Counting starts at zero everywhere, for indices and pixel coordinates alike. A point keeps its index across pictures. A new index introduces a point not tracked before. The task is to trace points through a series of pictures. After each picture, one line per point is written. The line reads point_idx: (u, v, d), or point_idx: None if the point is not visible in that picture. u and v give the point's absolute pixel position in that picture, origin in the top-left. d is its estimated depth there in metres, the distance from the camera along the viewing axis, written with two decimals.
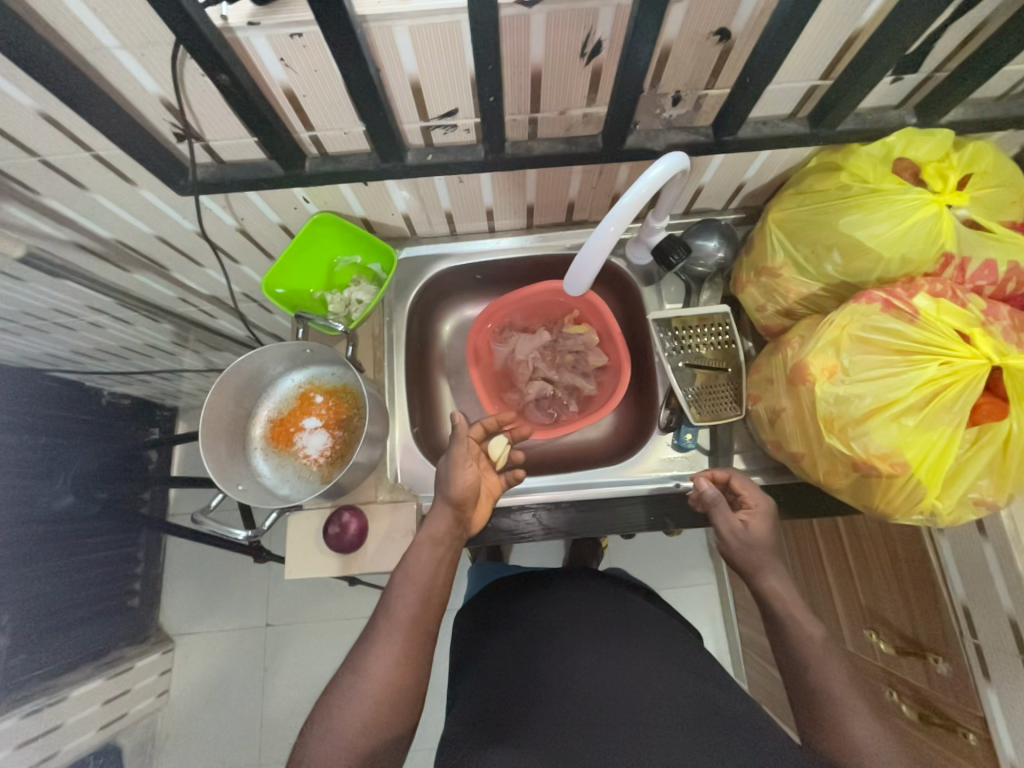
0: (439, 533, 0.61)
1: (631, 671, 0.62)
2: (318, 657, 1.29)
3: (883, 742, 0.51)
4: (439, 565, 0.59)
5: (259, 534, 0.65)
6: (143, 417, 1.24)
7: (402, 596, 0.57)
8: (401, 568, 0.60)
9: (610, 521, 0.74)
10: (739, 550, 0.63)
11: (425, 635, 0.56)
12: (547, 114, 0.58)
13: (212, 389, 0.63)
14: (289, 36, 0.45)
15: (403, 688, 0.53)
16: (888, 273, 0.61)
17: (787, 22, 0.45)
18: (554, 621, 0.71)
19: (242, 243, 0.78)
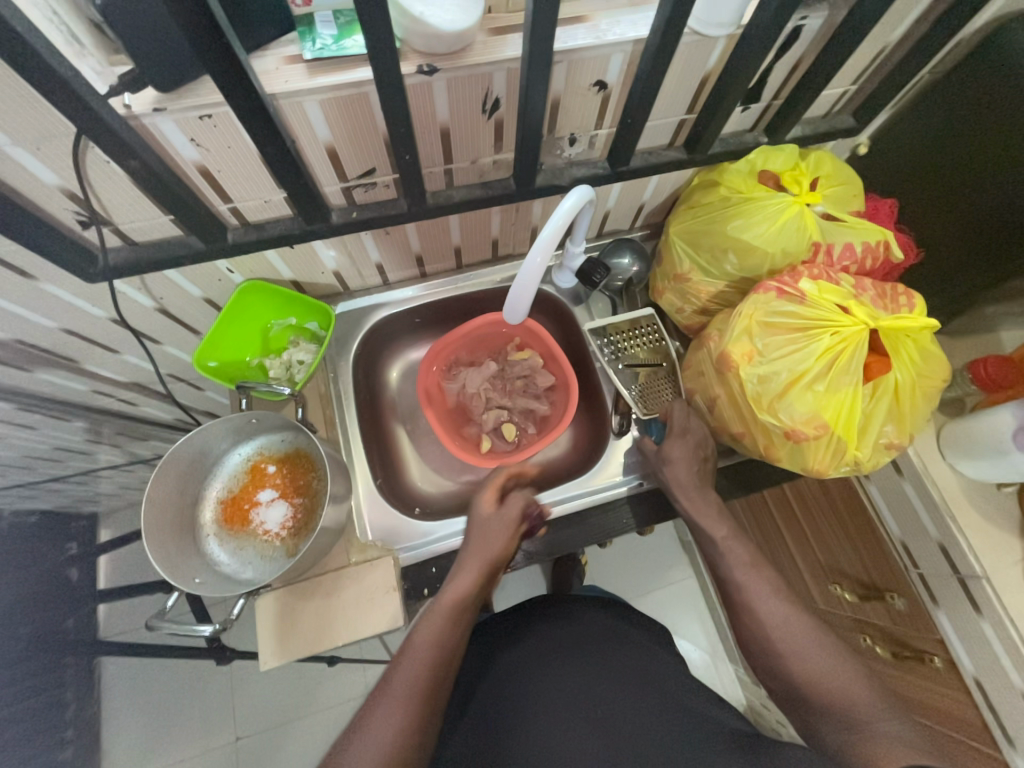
0: (433, 646, 0.56)
1: (591, 706, 0.63)
2: (304, 756, 1.16)
3: (784, 615, 0.58)
4: (432, 696, 0.53)
5: (226, 627, 0.59)
6: (58, 531, 1.09)
7: (416, 659, 0.55)
8: (386, 678, 0.54)
9: (586, 534, 0.77)
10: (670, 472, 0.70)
11: (414, 745, 0.49)
12: (460, 163, 0.63)
13: (151, 480, 0.58)
14: (199, 117, 0.46)
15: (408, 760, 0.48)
16: (776, 265, 0.70)
17: (651, 74, 0.53)
18: (522, 672, 0.68)
19: (161, 321, 0.74)
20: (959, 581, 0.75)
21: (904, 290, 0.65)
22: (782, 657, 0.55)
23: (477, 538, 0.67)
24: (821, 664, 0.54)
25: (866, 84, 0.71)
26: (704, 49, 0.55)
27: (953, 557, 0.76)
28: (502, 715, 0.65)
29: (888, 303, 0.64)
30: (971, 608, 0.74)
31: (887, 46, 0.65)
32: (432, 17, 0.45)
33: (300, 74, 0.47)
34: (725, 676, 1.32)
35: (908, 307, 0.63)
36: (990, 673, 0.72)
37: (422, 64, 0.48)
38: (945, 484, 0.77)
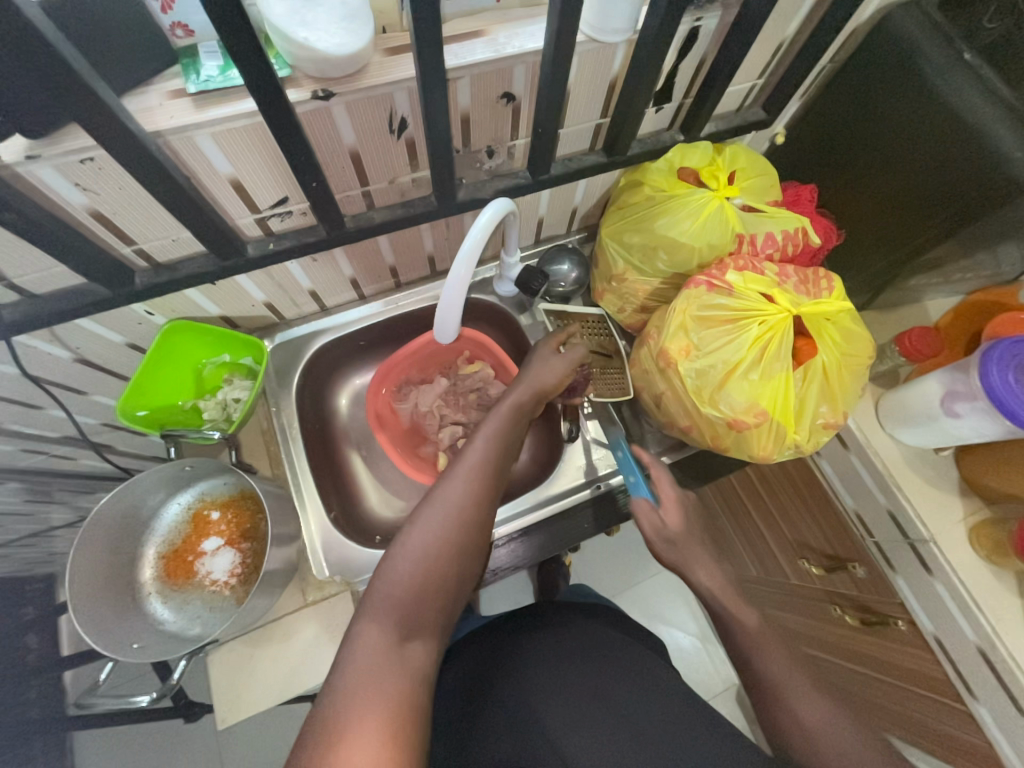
0: (487, 456, 0.58)
1: (603, 691, 0.63)
2: None
3: (832, 717, 0.48)
4: (488, 495, 0.55)
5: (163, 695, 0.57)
6: None
7: (482, 442, 0.59)
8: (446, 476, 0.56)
9: (549, 542, 0.78)
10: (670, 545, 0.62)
11: (475, 527, 0.52)
12: (377, 184, 0.62)
13: (74, 548, 0.54)
14: (79, 162, 0.44)
15: (470, 525, 0.52)
16: (704, 259, 0.71)
17: (553, 83, 0.53)
18: (510, 684, 0.66)
19: (83, 373, 0.70)
20: (910, 546, 0.78)
21: (824, 273, 0.67)
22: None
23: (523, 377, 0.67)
24: None
25: (771, 78, 0.73)
26: (604, 55, 0.56)
27: (903, 523, 0.78)
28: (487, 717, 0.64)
29: (810, 288, 0.65)
30: (923, 569, 0.77)
31: (784, 40, 0.67)
32: (316, 42, 0.43)
33: (185, 109, 0.45)
34: (715, 656, 1.34)
35: (828, 290, 0.65)
36: (946, 630, 0.74)
37: (315, 90, 0.47)
38: (887, 454, 0.80)
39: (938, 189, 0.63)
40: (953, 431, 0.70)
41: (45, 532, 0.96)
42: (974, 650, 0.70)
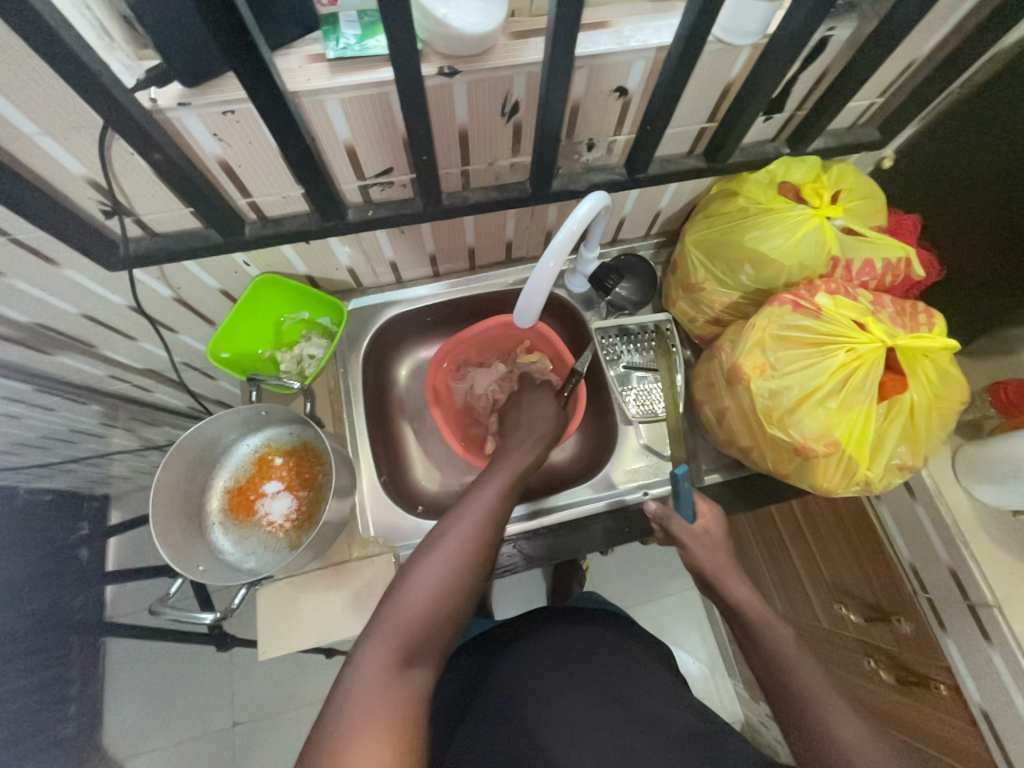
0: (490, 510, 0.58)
1: (604, 706, 0.63)
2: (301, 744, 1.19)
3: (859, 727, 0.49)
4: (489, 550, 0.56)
5: (227, 615, 0.60)
6: (70, 512, 1.11)
7: (480, 500, 0.59)
8: (415, 563, 0.54)
9: (569, 547, 0.76)
10: (704, 554, 0.66)
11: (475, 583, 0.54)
12: (477, 165, 0.63)
13: (160, 468, 0.59)
14: (222, 112, 0.47)
15: (465, 587, 0.53)
16: (792, 278, 0.69)
17: (672, 82, 0.52)
18: (508, 679, 0.70)
19: (177, 310, 0.75)
20: (970, 610, 0.73)
21: (924, 308, 0.63)
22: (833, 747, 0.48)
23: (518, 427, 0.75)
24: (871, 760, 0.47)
25: (891, 98, 0.70)
26: (727, 58, 0.55)
27: (964, 583, 0.74)
28: (508, 709, 0.65)
29: (906, 321, 0.62)
30: (980, 637, 0.72)
31: (918, 58, 0.64)
32: (455, 20, 0.45)
33: (322, 73, 0.47)
34: (723, 689, 1.31)
35: (927, 326, 0.62)
36: (997, 704, 0.70)
37: (443, 66, 0.48)
38: (957, 508, 0.76)
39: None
40: None
41: (112, 452, 1.04)
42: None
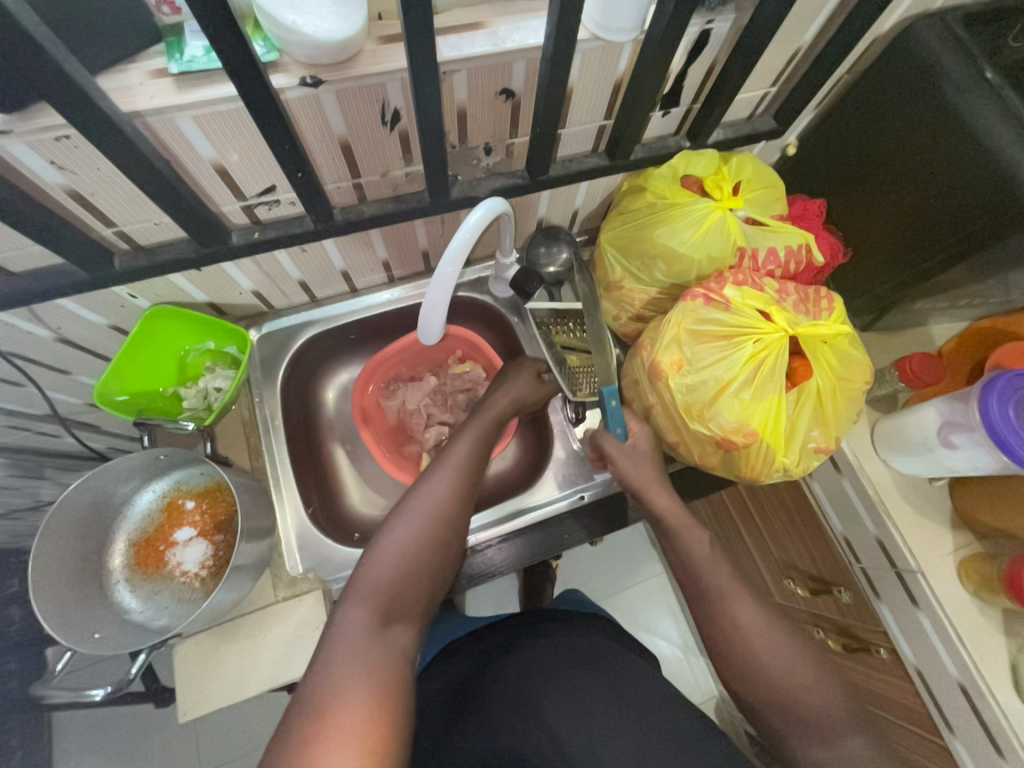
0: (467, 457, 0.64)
1: (618, 708, 0.61)
2: None
3: (770, 629, 0.55)
4: (465, 493, 0.61)
5: (120, 688, 0.56)
6: None
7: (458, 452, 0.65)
8: (396, 519, 0.57)
9: (537, 548, 0.76)
10: (630, 468, 0.68)
11: (455, 519, 0.58)
12: (369, 177, 0.60)
13: (37, 535, 0.53)
14: (54, 139, 0.42)
15: (446, 524, 0.58)
16: (703, 271, 0.69)
17: (552, 82, 0.51)
18: (506, 688, 0.65)
19: (64, 351, 0.70)
20: (897, 575, 0.76)
21: (825, 292, 0.65)
22: (756, 665, 0.53)
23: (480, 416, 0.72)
24: (781, 657, 0.53)
25: (783, 87, 0.71)
26: (608, 56, 0.54)
27: (890, 551, 0.77)
28: (502, 719, 0.62)
29: (809, 307, 0.64)
30: (908, 600, 0.75)
31: (799, 48, 0.65)
32: (305, 26, 0.42)
33: (165, 90, 0.43)
34: (696, 669, 1.33)
35: (828, 311, 0.63)
36: (929, 663, 0.73)
37: (303, 77, 0.45)
38: (879, 479, 0.78)
39: (938, 227, 0.63)
40: (950, 462, 0.68)
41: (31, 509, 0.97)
42: (955, 687, 0.69)
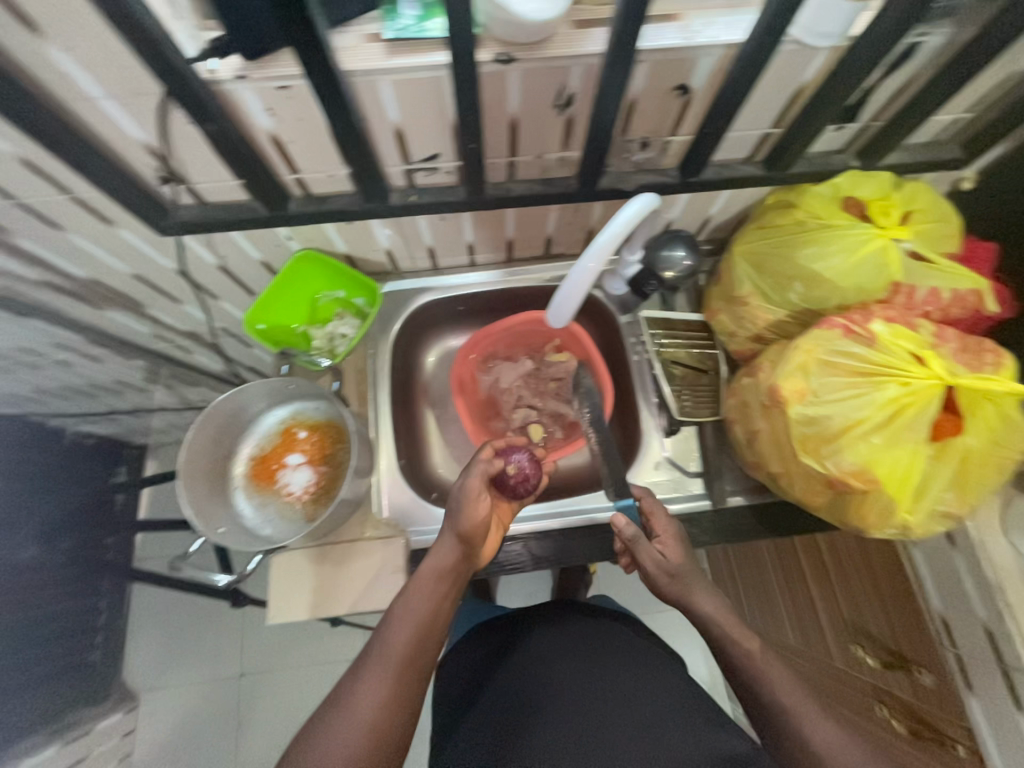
0: (406, 641, 0.53)
1: (635, 702, 0.62)
2: (291, 694, 1.34)
3: (845, 744, 0.48)
4: (404, 683, 0.50)
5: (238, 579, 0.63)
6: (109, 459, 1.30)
7: (402, 625, 0.54)
8: (329, 711, 0.49)
9: (572, 552, 0.77)
10: (666, 581, 0.60)
11: (388, 726, 0.48)
12: (524, 157, 0.61)
13: (190, 430, 0.61)
14: (277, 87, 0.47)
15: (383, 729, 0.48)
16: (846, 301, 0.65)
17: (740, 82, 0.49)
18: (526, 677, 0.67)
19: (220, 278, 0.79)
20: (1003, 671, 0.68)
21: (991, 346, 0.58)
22: None
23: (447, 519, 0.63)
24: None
25: (984, 114, 0.64)
26: (801, 60, 0.51)
27: (998, 641, 0.69)
28: (519, 704, 0.64)
29: (970, 359, 0.58)
30: (1010, 702, 0.67)
31: (1019, 72, 0.58)
32: (516, 3, 0.43)
33: (377, 53, 0.47)
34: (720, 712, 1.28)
35: (993, 367, 0.57)
36: None
37: (499, 53, 0.47)
38: (1001, 563, 0.70)
39: None
40: None
41: (145, 408, 1.19)
42: None
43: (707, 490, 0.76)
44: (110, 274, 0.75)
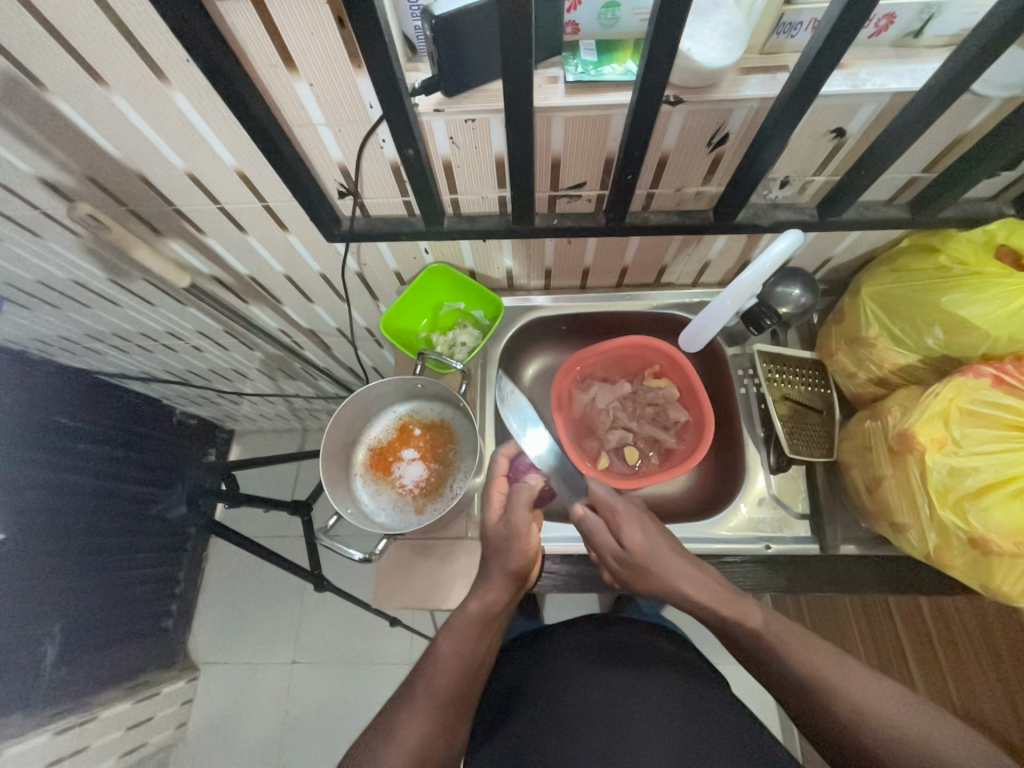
0: (449, 678, 0.55)
1: (661, 722, 0.60)
2: (338, 696, 1.36)
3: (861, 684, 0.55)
4: (454, 718, 0.53)
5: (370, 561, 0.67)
6: (203, 438, 1.44)
7: (443, 669, 0.55)
8: (388, 728, 0.52)
9: None
10: (636, 577, 0.62)
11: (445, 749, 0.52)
12: (663, 189, 0.65)
13: (338, 408, 0.69)
14: (465, 120, 0.54)
15: (433, 756, 0.51)
16: (994, 349, 0.62)
17: (906, 129, 0.50)
18: (554, 682, 0.67)
19: (356, 284, 0.87)
20: None
21: None
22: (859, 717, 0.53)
23: (493, 555, 0.62)
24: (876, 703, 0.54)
25: None
26: (973, 109, 0.51)
27: None
28: (553, 719, 0.62)
29: None
30: None
31: None
32: (698, 53, 0.47)
33: (559, 93, 0.52)
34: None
35: None
36: None
37: (670, 95, 0.51)
38: None
39: None
40: None
41: (246, 393, 1.29)
42: None
43: (815, 535, 0.74)
44: (264, 273, 0.84)
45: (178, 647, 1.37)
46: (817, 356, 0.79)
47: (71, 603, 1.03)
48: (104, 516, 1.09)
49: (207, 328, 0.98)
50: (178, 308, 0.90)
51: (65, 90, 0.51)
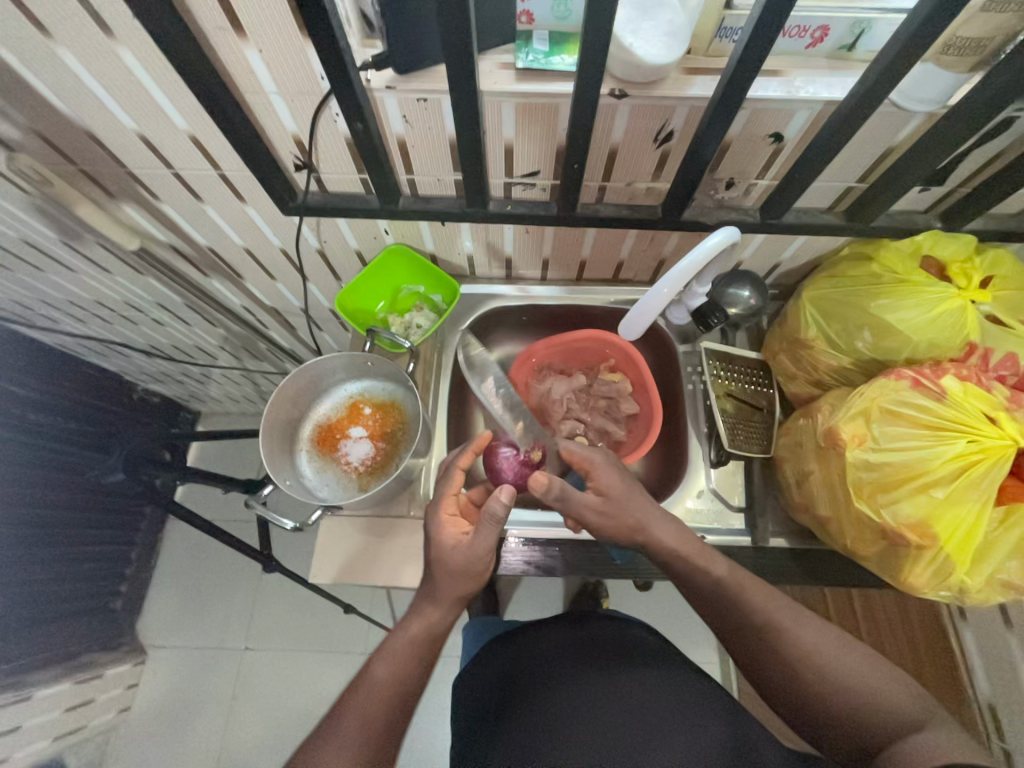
0: (378, 707, 0.53)
1: (645, 706, 0.59)
2: (289, 685, 1.34)
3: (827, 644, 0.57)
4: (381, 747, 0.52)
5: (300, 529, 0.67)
6: (166, 415, 1.41)
7: (375, 696, 0.54)
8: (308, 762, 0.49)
9: (577, 562, 0.76)
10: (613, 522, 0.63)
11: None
12: (615, 182, 0.67)
13: (284, 381, 0.69)
14: (417, 99, 0.55)
15: None
16: (916, 354, 0.66)
17: (831, 138, 0.53)
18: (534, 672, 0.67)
19: (317, 261, 0.87)
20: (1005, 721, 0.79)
21: None
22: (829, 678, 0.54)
23: (445, 577, 0.61)
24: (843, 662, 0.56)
25: None
26: (897, 122, 0.55)
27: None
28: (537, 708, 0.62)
29: None
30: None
31: None
32: (638, 49, 0.49)
33: (508, 78, 0.53)
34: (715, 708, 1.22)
35: None
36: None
37: (615, 88, 0.53)
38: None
39: None
40: None
41: (208, 371, 1.27)
42: None
43: (748, 528, 0.76)
44: (223, 245, 0.83)
45: (124, 628, 1.33)
46: (762, 358, 0.82)
47: (9, 578, 1.00)
48: (51, 490, 1.06)
49: (166, 300, 0.96)
50: (134, 277, 0.88)
51: (9, 38, 0.50)
